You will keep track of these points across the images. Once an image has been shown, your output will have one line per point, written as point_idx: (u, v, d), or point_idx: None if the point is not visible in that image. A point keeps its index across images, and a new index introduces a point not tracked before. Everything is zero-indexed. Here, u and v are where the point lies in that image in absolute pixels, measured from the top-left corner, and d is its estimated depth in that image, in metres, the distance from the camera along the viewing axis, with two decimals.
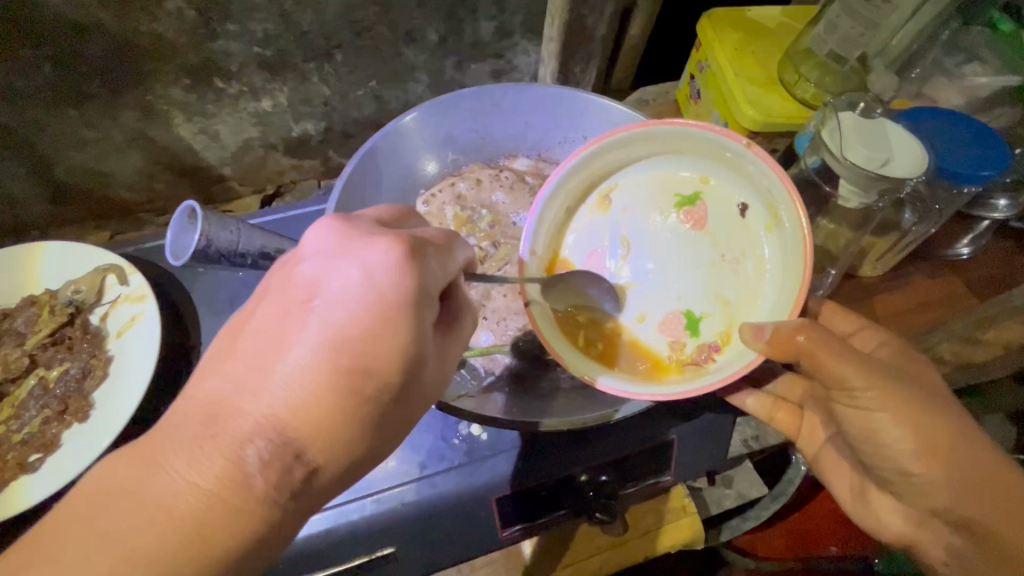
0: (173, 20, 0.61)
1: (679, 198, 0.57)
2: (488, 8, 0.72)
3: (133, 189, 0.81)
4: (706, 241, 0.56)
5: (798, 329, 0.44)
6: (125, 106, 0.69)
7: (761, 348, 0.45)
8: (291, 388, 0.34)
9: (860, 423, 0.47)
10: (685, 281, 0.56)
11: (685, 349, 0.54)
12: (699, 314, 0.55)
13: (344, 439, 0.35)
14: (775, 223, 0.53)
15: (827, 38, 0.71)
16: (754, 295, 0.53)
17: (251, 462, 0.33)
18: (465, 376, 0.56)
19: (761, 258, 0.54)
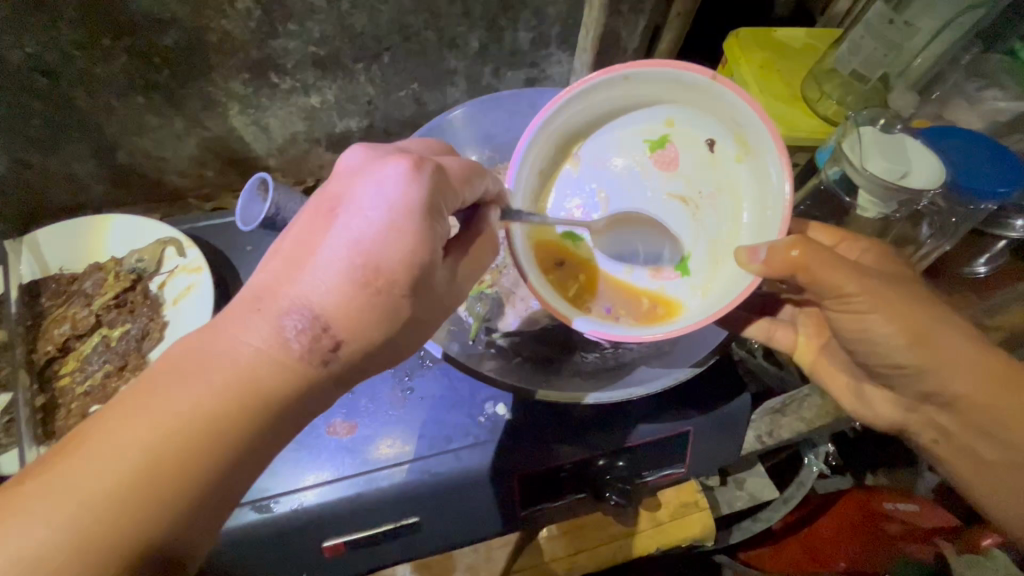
0: (241, 18, 0.66)
1: (649, 143, 0.62)
2: (528, 19, 0.77)
3: (185, 174, 0.86)
4: (679, 181, 0.61)
5: (792, 246, 0.49)
6: (189, 96, 0.74)
7: (758, 269, 0.50)
8: (318, 278, 0.37)
9: (855, 329, 0.51)
10: (668, 220, 0.61)
11: (669, 285, 0.60)
12: (685, 253, 0.60)
13: (371, 331, 0.38)
14: (743, 153, 0.58)
15: (851, 58, 0.75)
16: (731, 222, 0.59)
17: (296, 344, 0.37)
18: (496, 355, 0.60)
19: (737, 186, 0.59)
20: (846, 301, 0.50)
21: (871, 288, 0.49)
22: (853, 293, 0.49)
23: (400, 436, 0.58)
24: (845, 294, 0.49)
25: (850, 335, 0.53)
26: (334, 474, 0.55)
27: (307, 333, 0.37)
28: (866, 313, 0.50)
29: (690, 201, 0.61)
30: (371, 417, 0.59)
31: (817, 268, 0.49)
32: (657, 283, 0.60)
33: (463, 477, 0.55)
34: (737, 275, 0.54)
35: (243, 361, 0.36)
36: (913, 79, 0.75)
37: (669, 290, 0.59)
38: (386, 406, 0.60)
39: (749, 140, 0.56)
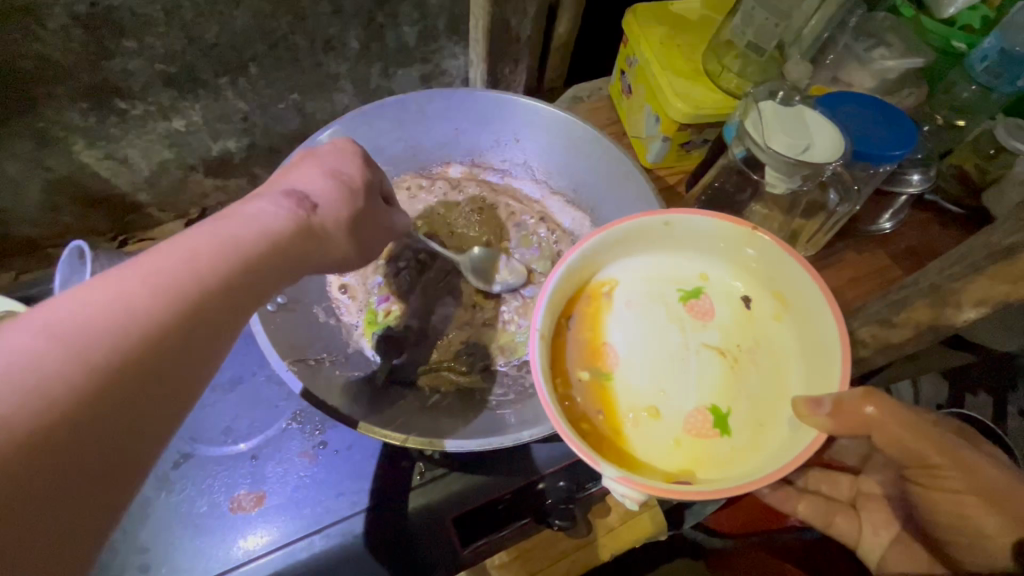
0: (59, 39, 0.55)
1: (680, 292, 0.48)
2: (410, 12, 0.70)
3: (37, 224, 0.74)
4: (715, 333, 0.46)
5: (863, 399, 0.37)
6: (15, 135, 0.63)
7: (824, 424, 0.37)
8: (306, 180, 0.42)
9: (943, 507, 0.39)
10: (702, 379, 0.44)
11: (710, 458, 0.41)
12: (724, 410, 0.43)
13: (341, 212, 0.42)
14: (785, 311, 0.46)
15: (744, 29, 0.73)
16: (778, 388, 0.44)
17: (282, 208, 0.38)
18: (409, 397, 0.52)
19: (779, 352, 0.45)
20: (936, 475, 0.38)
21: (970, 465, 0.37)
22: (944, 468, 0.37)
23: (317, 498, 0.52)
24: (938, 469, 0.38)
25: (939, 519, 0.39)
26: (243, 556, 0.49)
27: (290, 198, 0.39)
28: (959, 494, 0.37)
29: (727, 357, 0.45)
30: (281, 483, 0.52)
31: (900, 426, 0.37)
32: (693, 449, 0.41)
33: (390, 530, 0.52)
34: (795, 431, 0.40)
35: (219, 236, 0.33)
36: (805, 47, 0.76)
37: (707, 463, 0.41)
38: (296, 467, 0.53)
39: (794, 297, 0.45)
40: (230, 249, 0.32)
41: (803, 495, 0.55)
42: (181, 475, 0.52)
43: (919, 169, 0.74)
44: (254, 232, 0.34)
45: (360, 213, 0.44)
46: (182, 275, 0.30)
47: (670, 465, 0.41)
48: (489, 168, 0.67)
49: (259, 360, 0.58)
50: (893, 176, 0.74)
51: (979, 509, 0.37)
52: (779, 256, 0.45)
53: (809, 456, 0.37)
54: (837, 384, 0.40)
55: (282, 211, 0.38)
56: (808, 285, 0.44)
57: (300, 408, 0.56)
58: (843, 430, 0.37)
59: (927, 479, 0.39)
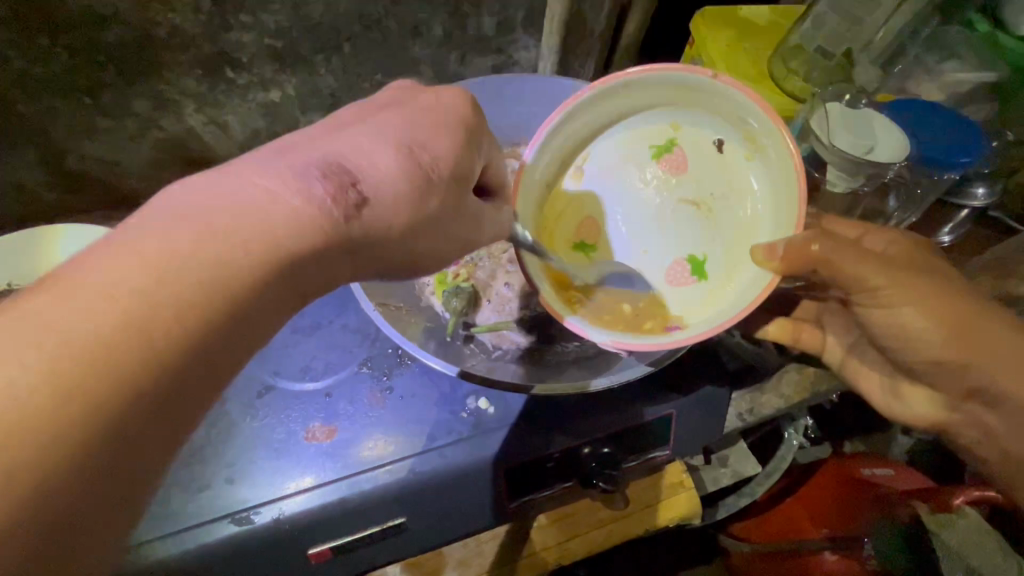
0: (189, 11, 0.63)
1: (656, 148, 0.59)
2: (492, 4, 0.75)
3: (143, 178, 0.82)
4: (690, 183, 0.59)
5: (811, 240, 0.47)
6: (139, 95, 0.70)
7: (777, 267, 0.49)
8: (370, 174, 0.36)
9: (884, 323, 0.49)
10: (682, 229, 0.59)
11: (690, 297, 0.56)
12: (700, 257, 0.58)
13: (399, 186, 0.37)
14: (755, 151, 0.56)
15: (815, 34, 0.75)
16: (747, 227, 0.57)
17: (320, 198, 0.33)
18: (474, 350, 0.60)
19: (744, 189, 0.57)
20: (880, 297, 0.47)
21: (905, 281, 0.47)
22: (881, 286, 0.47)
23: (381, 437, 0.56)
24: (878, 291, 0.47)
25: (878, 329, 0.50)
26: (316, 479, 0.54)
27: (336, 201, 0.34)
28: (898, 309, 0.47)
29: (701, 206, 0.59)
30: (350, 420, 0.57)
31: (843, 262, 0.47)
32: (676, 293, 0.57)
33: (446, 474, 0.55)
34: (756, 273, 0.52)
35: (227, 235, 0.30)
36: (875, 55, 0.77)
37: (683, 300, 0.57)
38: (365, 407, 0.58)
39: (758, 138, 0.54)
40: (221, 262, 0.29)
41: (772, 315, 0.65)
42: (265, 404, 0.58)
43: (985, 183, 0.74)
44: (246, 260, 0.30)
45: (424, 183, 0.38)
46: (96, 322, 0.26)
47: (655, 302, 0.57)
48: None
49: (338, 309, 0.63)
50: (956, 188, 0.75)
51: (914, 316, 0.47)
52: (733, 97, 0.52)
53: (768, 295, 0.49)
54: (792, 228, 0.51)
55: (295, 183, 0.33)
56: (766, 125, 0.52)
57: (371, 354, 0.61)
58: (792, 269, 0.48)
59: (867, 302, 0.49)
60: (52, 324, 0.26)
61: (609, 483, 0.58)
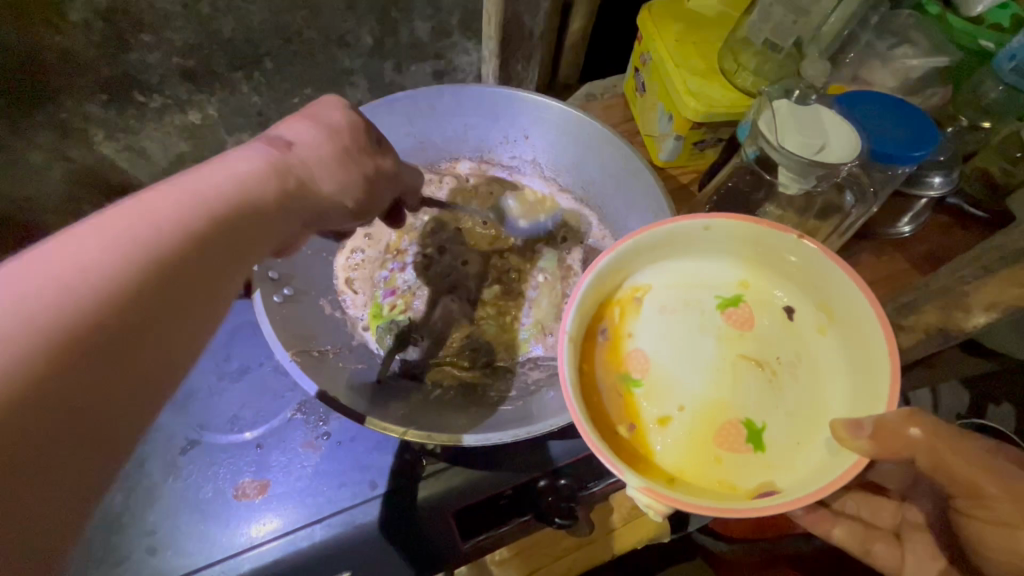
0: (81, 33, 0.57)
1: (719, 300, 0.46)
2: (423, 8, 0.70)
3: (59, 212, 0.77)
4: (754, 344, 0.45)
5: (909, 421, 0.35)
6: (39, 126, 0.64)
7: (866, 445, 0.35)
8: (302, 144, 0.37)
9: (996, 539, 0.36)
10: (739, 391, 0.43)
11: (741, 476, 0.40)
12: (759, 425, 0.42)
13: (326, 156, 0.37)
14: (833, 324, 0.44)
15: (762, 26, 0.72)
16: (822, 409, 0.42)
17: (256, 170, 0.32)
18: (415, 389, 0.53)
19: (823, 366, 0.43)
20: (987, 505, 0.36)
21: (1021, 493, 0.35)
22: (993, 496, 0.36)
23: (318, 487, 0.53)
24: (984, 492, 0.36)
25: (994, 551, 0.37)
26: (247, 542, 0.50)
27: (266, 144, 0.35)
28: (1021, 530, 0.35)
29: (767, 370, 0.44)
30: (284, 471, 0.53)
31: (951, 452, 0.36)
32: (721, 469, 0.40)
33: (393, 520, 0.51)
34: (833, 455, 0.38)
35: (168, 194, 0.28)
36: (824, 46, 0.74)
37: (740, 478, 0.40)
38: (300, 456, 0.54)
39: (843, 313, 0.43)
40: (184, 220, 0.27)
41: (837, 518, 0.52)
42: (189, 461, 0.53)
43: (943, 171, 0.72)
44: (205, 199, 0.29)
45: (348, 156, 0.39)
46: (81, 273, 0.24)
47: (703, 478, 0.40)
48: (497, 164, 0.68)
49: (266, 350, 0.59)
50: (914, 178, 0.72)
51: None
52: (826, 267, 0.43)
53: (852, 478, 0.35)
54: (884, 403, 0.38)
55: (257, 159, 0.33)
56: (860, 296, 0.41)
57: (305, 399, 0.56)
58: (885, 453, 0.35)
59: (974, 509, 0.37)
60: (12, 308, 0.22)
61: (566, 517, 0.53)
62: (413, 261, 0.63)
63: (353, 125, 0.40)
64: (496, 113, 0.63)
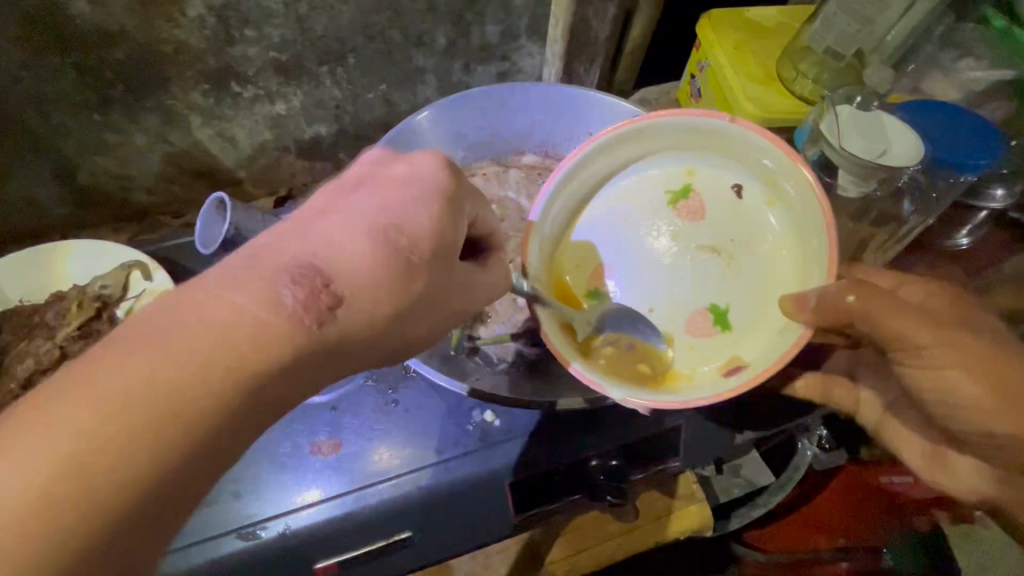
0: (195, 27, 0.63)
1: (672, 195, 0.57)
2: (496, 11, 0.74)
3: (153, 192, 0.84)
4: (710, 229, 0.57)
5: (847, 291, 0.44)
6: (147, 111, 0.71)
7: (807, 319, 0.46)
8: (344, 251, 0.35)
9: (929, 383, 0.45)
10: (701, 275, 0.56)
11: (709, 356, 0.53)
12: (723, 307, 0.54)
13: (363, 270, 0.35)
14: (777, 196, 0.54)
15: (824, 35, 0.74)
16: (773, 275, 0.54)
17: (291, 304, 0.33)
18: (479, 363, 0.59)
19: (770, 232, 0.55)
20: (923, 354, 0.43)
21: (951, 340, 0.43)
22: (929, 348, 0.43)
23: (386, 449, 0.57)
24: (918, 346, 0.43)
25: (923, 388, 0.46)
26: (322, 494, 0.54)
27: (298, 285, 0.33)
28: (943, 368, 0.43)
29: (722, 254, 0.56)
30: (355, 433, 0.58)
31: (884, 310, 0.43)
32: (693, 351, 0.53)
33: (454, 486, 0.55)
34: (781, 328, 0.50)
35: (211, 322, 0.31)
36: (887, 53, 0.75)
37: (710, 353, 0.53)
38: (371, 420, 0.58)
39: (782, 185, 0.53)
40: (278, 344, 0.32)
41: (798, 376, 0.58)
42: None
43: (1004, 184, 0.71)
44: (240, 338, 0.31)
45: (406, 276, 0.36)
46: (126, 402, 0.29)
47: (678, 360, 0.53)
48: (561, 159, 0.71)
49: None
50: (975, 190, 0.72)
51: (960, 377, 0.43)
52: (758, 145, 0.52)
53: (800, 346, 0.46)
54: (818, 279, 0.49)
55: (255, 304, 0.32)
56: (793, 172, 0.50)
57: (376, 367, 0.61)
58: (824, 322, 0.45)
59: (909, 359, 0.45)
60: (105, 398, 0.28)
61: (617, 496, 0.57)
62: None
63: (429, 227, 0.38)
64: (563, 111, 0.66)
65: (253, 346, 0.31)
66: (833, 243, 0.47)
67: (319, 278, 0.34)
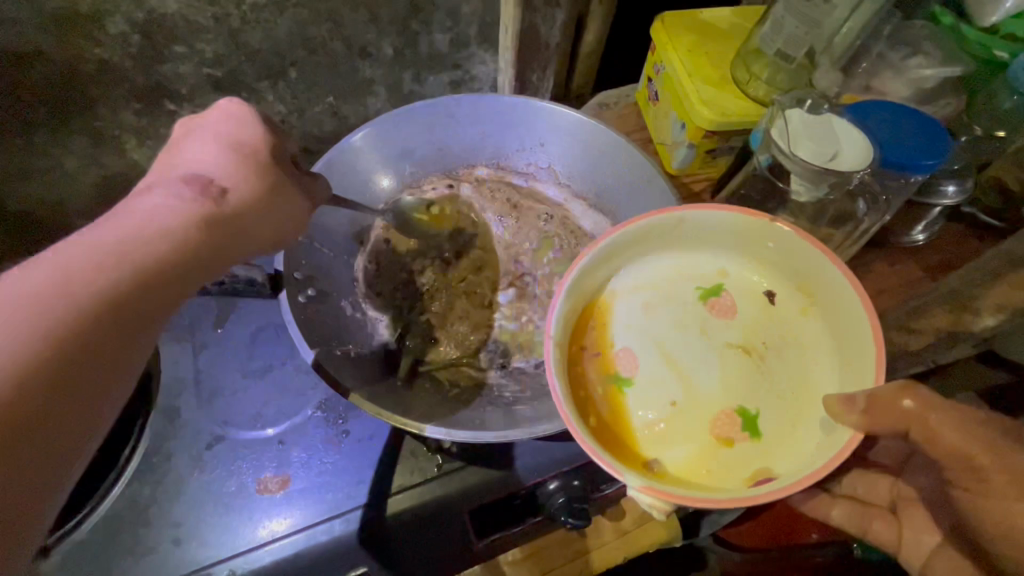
0: (118, 44, 0.60)
1: (700, 290, 0.49)
2: (443, 19, 0.72)
3: (91, 217, 0.80)
4: (739, 329, 0.48)
5: (903, 391, 0.36)
6: (75, 134, 0.67)
7: (857, 421, 0.38)
8: (222, 171, 0.43)
9: (992, 517, 0.35)
10: (729, 377, 0.46)
11: (738, 464, 0.42)
12: (753, 411, 0.45)
13: (244, 185, 0.43)
14: (812, 304, 0.47)
15: (774, 39, 0.73)
16: (810, 388, 0.45)
17: (176, 200, 0.39)
18: (429, 387, 0.55)
19: (807, 344, 0.47)
20: (981, 477, 0.35)
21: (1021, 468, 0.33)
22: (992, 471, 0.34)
23: (337, 484, 0.55)
24: (988, 475, 0.34)
25: (987, 527, 0.36)
26: (272, 534, 0.52)
27: (192, 184, 0.41)
28: (1011, 502, 0.34)
29: (753, 354, 0.47)
30: (305, 468, 0.55)
31: (941, 424, 0.35)
32: (720, 458, 0.43)
33: (408, 520, 0.53)
34: (827, 436, 0.41)
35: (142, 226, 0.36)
36: (837, 54, 0.75)
37: (741, 466, 0.42)
38: (321, 453, 0.56)
39: (820, 293, 0.46)
40: (119, 254, 0.34)
41: (834, 500, 0.56)
42: (214, 456, 0.55)
43: (955, 179, 0.72)
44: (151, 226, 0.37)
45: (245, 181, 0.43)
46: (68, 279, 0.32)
47: (704, 471, 0.42)
48: (514, 171, 0.69)
49: (288, 350, 0.61)
50: (928, 187, 0.72)
51: None
52: (801, 249, 0.46)
53: (848, 455, 0.38)
54: (869, 379, 0.41)
55: (177, 203, 0.39)
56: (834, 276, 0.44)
57: (325, 397, 0.58)
58: (877, 425, 0.37)
59: (971, 483, 0.35)
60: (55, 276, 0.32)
61: (579, 519, 0.53)
62: (431, 264, 0.64)
63: (261, 149, 0.45)
64: (513, 122, 0.64)
65: (168, 235, 0.37)
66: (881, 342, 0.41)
67: (205, 181, 0.41)
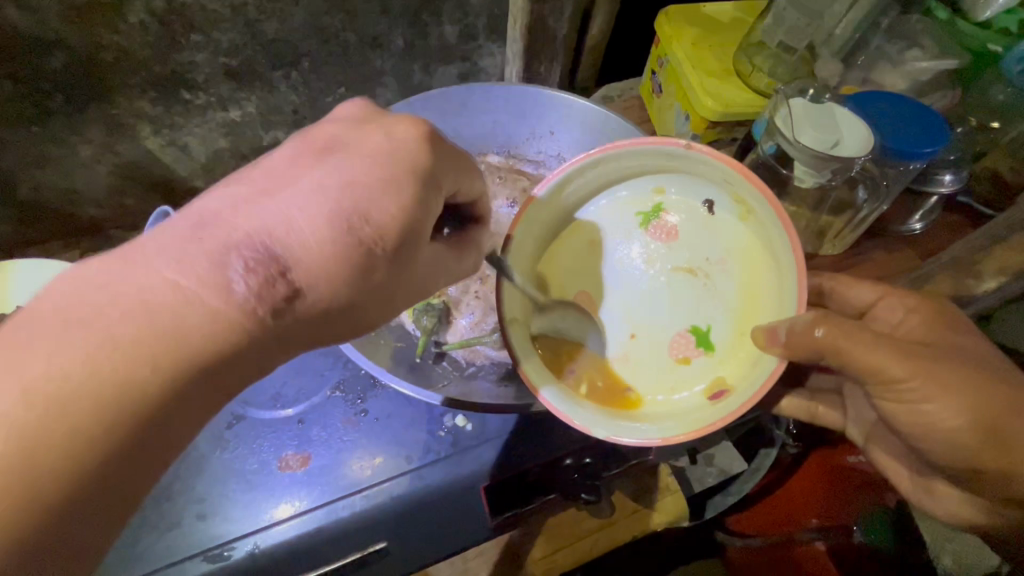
0: (137, 32, 0.61)
1: (642, 217, 0.55)
2: (452, 11, 0.73)
3: (104, 205, 0.80)
4: (683, 251, 0.54)
5: (816, 325, 0.42)
6: (92, 121, 0.68)
7: (779, 352, 0.44)
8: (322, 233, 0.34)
9: (909, 418, 0.43)
10: (677, 299, 0.54)
11: (691, 376, 0.52)
12: (704, 327, 0.53)
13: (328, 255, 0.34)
14: (747, 212, 0.51)
15: (777, 29, 0.75)
16: (753, 296, 0.51)
17: (246, 288, 0.32)
18: (447, 368, 0.58)
19: (746, 250, 0.52)
20: (897, 388, 0.42)
21: (928, 371, 0.41)
22: (904, 379, 0.42)
23: (355, 460, 0.56)
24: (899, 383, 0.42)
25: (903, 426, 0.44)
26: (293, 510, 0.53)
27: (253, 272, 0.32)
28: (921, 402, 0.42)
29: (697, 273, 0.54)
30: (325, 445, 0.56)
31: (860, 344, 0.42)
32: (676, 374, 0.52)
33: (426, 495, 0.54)
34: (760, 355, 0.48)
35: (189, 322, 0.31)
36: (837, 46, 0.77)
37: (695, 376, 0.52)
38: (339, 431, 0.57)
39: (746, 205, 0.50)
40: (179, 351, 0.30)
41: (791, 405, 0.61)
42: (235, 435, 0.56)
43: (951, 169, 0.73)
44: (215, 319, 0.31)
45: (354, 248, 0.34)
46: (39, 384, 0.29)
47: (664, 384, 0.52)
48: (524, 159, 0.71)
49: None
50: (923, 175, 0.74)
51: (942, 413, 0.41)
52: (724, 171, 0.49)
53: (772, 384, 0.44)
54: (793, 309, 0.45)
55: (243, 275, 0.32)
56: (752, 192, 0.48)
57: (343, 378, 0.60)
58: (798, 354, 0.43)
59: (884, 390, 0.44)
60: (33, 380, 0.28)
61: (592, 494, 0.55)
62: None
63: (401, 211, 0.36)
64: (523, 110, 0.66)
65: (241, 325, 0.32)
66: (800, 260, 0.45)
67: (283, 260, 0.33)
